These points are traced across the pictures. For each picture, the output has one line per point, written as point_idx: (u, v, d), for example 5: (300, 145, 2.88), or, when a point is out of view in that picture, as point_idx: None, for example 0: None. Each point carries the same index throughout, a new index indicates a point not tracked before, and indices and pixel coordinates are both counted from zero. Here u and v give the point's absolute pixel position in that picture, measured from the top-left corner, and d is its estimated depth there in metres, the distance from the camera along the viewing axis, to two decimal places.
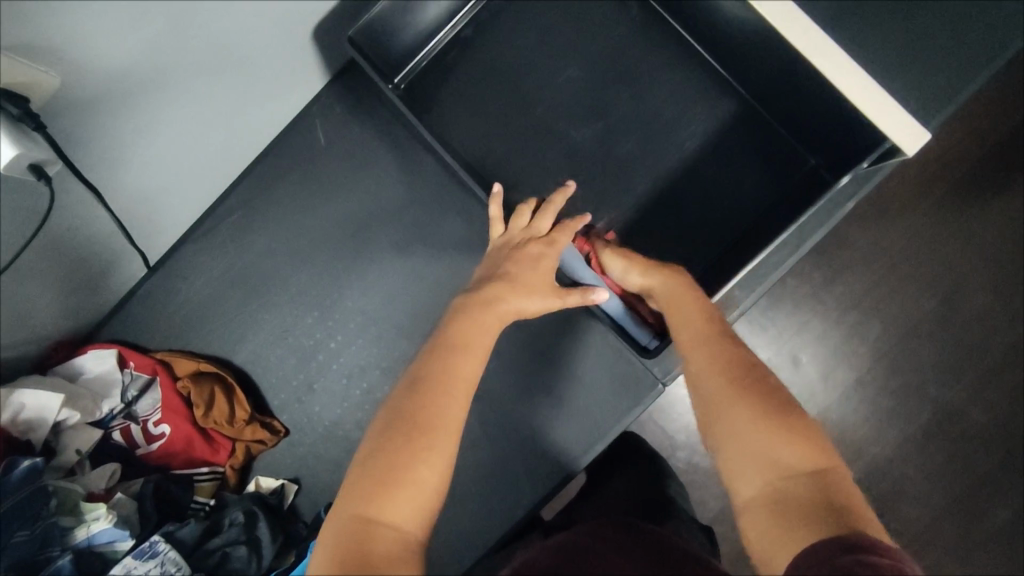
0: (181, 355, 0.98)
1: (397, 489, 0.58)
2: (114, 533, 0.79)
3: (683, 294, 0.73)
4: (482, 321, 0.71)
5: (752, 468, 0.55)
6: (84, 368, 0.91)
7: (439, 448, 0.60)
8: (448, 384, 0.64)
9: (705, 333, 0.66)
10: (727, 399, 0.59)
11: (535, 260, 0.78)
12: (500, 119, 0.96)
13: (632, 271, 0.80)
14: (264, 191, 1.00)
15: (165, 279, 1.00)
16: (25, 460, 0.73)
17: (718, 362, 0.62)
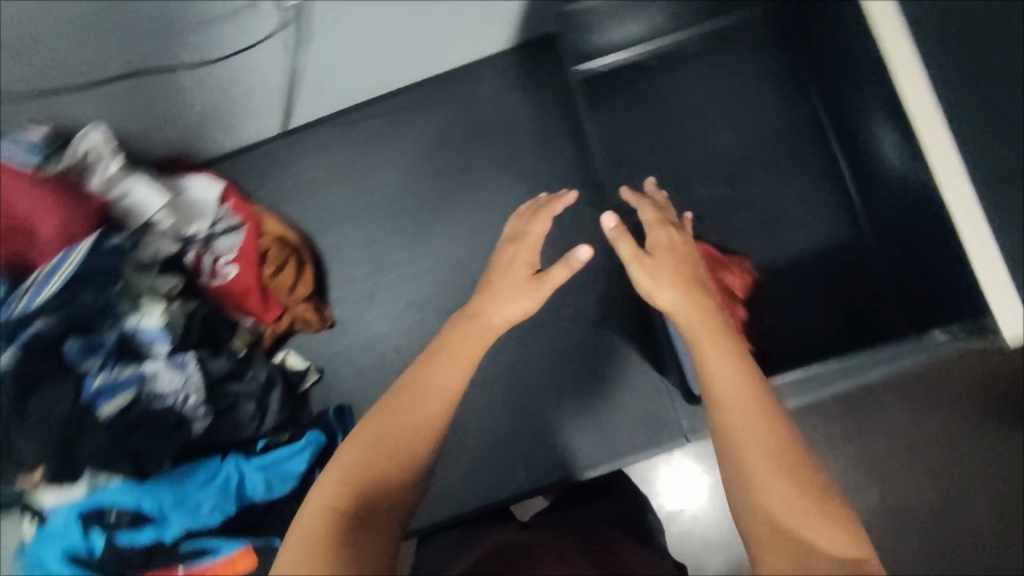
0: (273, 216, 1.03)
1: (371, 493, 0.52)
2: (158, 334, 0.83)
3: (715, 330, 0.60)
4: (470, 333, 0.65)
5: (774, 545, 0.48)
6: (189, 189, 0.97)
7: (413, 456, 0.56)
8: (429, 390, 0.59)
9: (742, 393, 0.55)
10: (757, 476, 0.50)
11: (507, 266, 0.72)
12: (646, 145, 1.01)
13: (660, 288, 0.66)
14: (413, 112, 1.05)
15: (292, 146, 1.06)
16: (114, 238, 0.80)
17: (749, 416, 0.53)
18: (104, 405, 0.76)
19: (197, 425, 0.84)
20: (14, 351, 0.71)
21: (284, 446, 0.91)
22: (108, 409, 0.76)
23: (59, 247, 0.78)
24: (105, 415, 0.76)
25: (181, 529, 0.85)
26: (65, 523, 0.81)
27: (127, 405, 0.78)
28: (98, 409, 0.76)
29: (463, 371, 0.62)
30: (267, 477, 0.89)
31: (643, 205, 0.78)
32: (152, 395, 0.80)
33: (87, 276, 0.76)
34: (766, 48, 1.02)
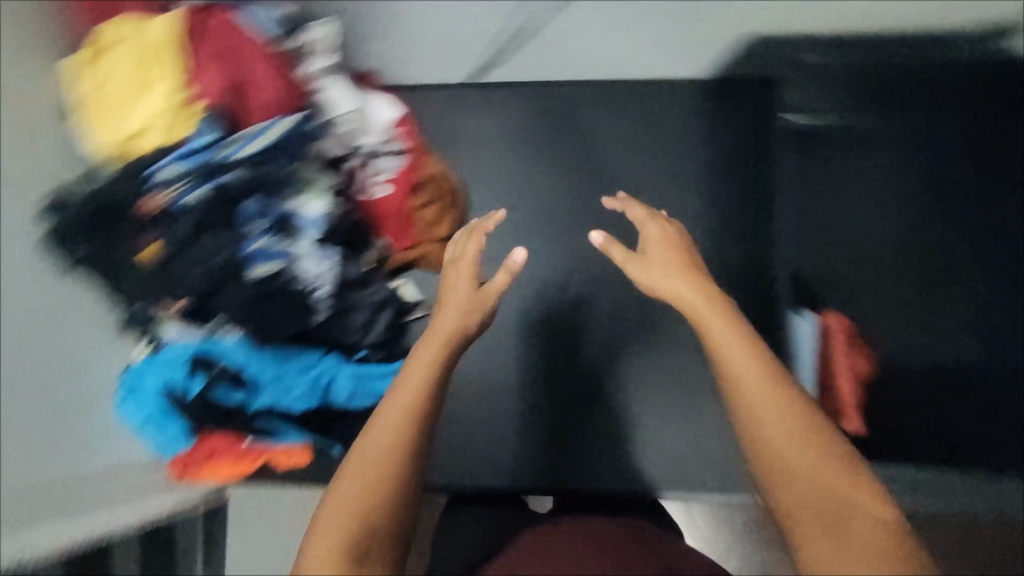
0: (434, 155, 1.06)
1: (372, 510, 0.58)
2: (314, 222, 0.85)
3: (712, 315, 0.66)
4: (438, 344, 0.70)
5: (801, 503, 0.56)
6: (372, 104, 1.01)
7: (406, 471, 0.61)
8: (418, 400, 0.64)
9: (756, 361, 0.62)
10: (789, 435, 0.58)
11: (461, 279, 0.81)
12: (815, 210, 1.06)
13: (671, 279, 0.72)
14: (598, 102, 1.08)
15: (475, 95, 1.09)
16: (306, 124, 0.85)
17: (763, 389, 0.60)
18: (251, 267, 0.80)
19: (320, 313, 0.87)
20: (210, 188, 0.77)
21: (379, 364, 0.96)
22: (254, 272, 0.80)
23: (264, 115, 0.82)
24: (251, 276, 0.80)
25: (267, 401, 0.90)
26: (177, 357, 0.86)
27: (274, 273, 0.82)
28: (246, 270, 0.80)
29: (441, 349, 0.69)
30: (355, 386, 0.93)
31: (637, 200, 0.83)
32: (291, 275, 0.84)
33: (288, 147, 0.82)
34: (946, 158, 1.04)
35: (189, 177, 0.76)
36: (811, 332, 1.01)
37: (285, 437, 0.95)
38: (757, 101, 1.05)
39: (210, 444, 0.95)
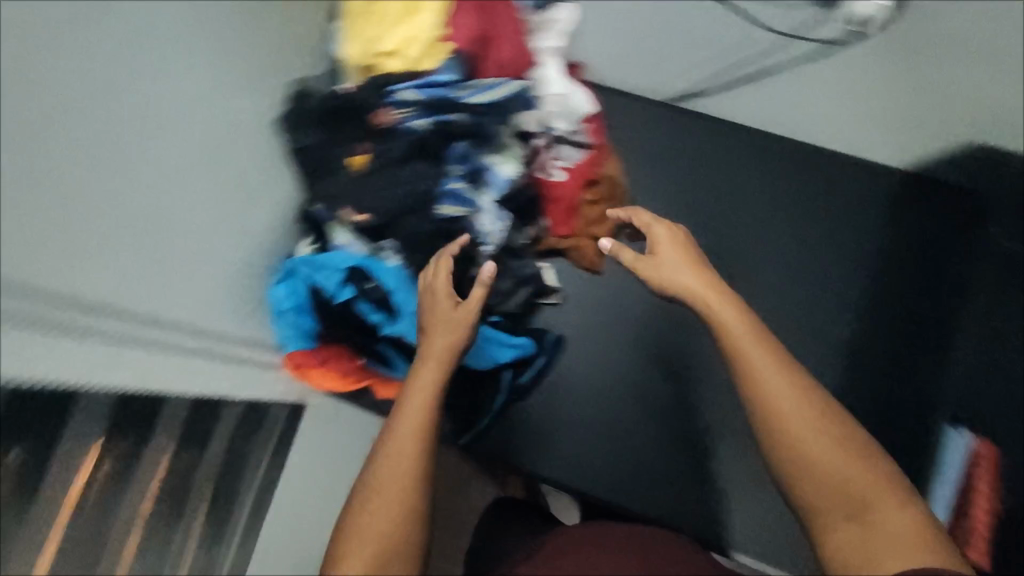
0: (615, 158, 1.07)
1: (386, 525, 0.61)
2: (501, 182, 0.88)
3: (719, 302, 0.68)
4: (423, 373, 0.71)
5: (829, 501, 0.57)
6: (576, 93, 1.03)
7: (411, 485, 0.63)
8: (411, 422, 0.66)
9: (760, 343, 0.64)
10: (800, 415, 0.60)
11: (440, 309, 0.78)
12: (985, 332, 0.98)
13: (683, 272, 0.74)
14: (794, 157, 1.06)
15: (673, 113, 1.10)
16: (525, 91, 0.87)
17: (783, 384, 0.61)
18: (438, 205, 0.85)
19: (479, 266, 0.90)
20: (428, 123, 0.82)
21: (505, 333, 0.99)
22: (440, 210, 0.85)
23: (496, 72, 0.87)
24: (435, 212, 0.85)
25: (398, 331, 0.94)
26: (337, 262, 0.90)
27: (457, 217, 0.86)
28: (433, 206, 0.85)
29: (437, 369, 0.72)
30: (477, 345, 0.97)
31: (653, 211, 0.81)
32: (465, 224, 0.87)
33: (504, 108, 0.85)
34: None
35: (416, 107, 0.82)
36: (961, 455, 0.95)
37: (396, 372, 0.99)
38: (955, 207, 1.01)
39: (327, 352, 0.99)
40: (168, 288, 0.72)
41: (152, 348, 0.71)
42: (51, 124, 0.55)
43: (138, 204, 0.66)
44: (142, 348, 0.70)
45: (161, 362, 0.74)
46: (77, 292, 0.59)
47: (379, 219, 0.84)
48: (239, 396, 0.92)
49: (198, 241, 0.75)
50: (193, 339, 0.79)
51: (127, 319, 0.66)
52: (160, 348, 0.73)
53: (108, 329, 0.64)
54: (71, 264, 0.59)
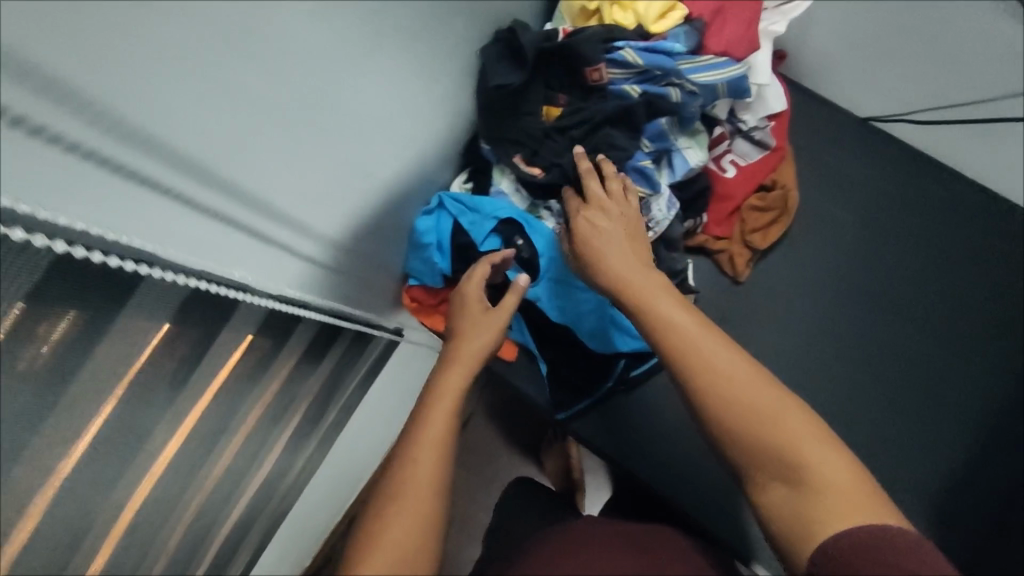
0: (790, 166, 1.00)
1: (398, 501, 0.54)
2: (683, 169, 0.84)
3: (644, 279, 0.66)
4: (459, 365, 0.69)
5: (757, 454, 0.55)
6: (774, 88, 0.95)
7: (426, 465, 0.56)
8: (430, 407, 0.62)
9: (678, 313, 0.62)
10: (723, 381, 0.57)
11: (473, 309, 0.78)
12: None
13: (605, 245, 0.70)
14: (984, 214, 0.97)
15: (863, 135, 1.01)
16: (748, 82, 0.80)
17: (705, 347, 0.59)
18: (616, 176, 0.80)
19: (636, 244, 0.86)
20: (639, 90, 0.76)
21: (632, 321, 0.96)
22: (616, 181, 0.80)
23: (721, 50, 0.78)
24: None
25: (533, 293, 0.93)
26: (494, 208, 0.87)
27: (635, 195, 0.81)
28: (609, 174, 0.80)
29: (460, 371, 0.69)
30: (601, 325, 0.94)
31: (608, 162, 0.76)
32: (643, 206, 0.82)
33: (721, 91, 0.78)
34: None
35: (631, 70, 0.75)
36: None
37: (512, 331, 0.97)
38: None
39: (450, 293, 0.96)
40: (338, 207, 0.66)
41: (300, 260, 0.66)
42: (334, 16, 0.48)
43: (354, 117, 0.58)
44: (291, 259, 0.64)
45: (302, 277, 0.69)
46: (275, 199, 0.53)
47: (553, 177, 0.80)
48: (350, 319, 0.87)
49: (378, 163, 0.69)
50: (335, 258, 0.73)
51: (290, 230, 0.60)
52: (307, 263, 0.68)
53: (272, 237, 0.58)
54: (280, 168, 0.52)
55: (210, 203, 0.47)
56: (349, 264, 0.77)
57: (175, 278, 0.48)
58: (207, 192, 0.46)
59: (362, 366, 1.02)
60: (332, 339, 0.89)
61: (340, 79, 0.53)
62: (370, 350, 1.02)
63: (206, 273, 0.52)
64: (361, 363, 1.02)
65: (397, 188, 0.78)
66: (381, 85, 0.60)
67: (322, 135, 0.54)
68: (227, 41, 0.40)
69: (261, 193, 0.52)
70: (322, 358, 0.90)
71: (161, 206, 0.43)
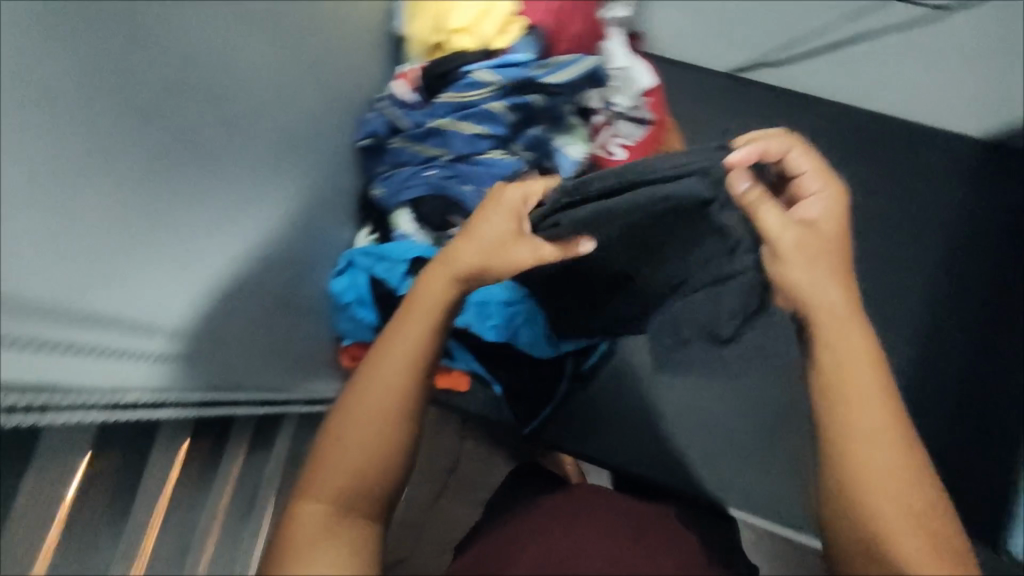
0: (675, 132, 1.03)
1: (344, 437, 0.56)
2: (570, 165, 0.86)
3: (845, 325, 0.53)
4: (445, 289, 0.61)
5: (869, 558, 0.48)
6: (636, 68, 1.00)
7: (379, 406, 0.57)
8: (394, 339, 0.59)
9: (867, 371, 0.52)
10: (886, 455, 0.50)
11: (499, 222, 0.60)
12: None
13: (818, 265, 0.54)
14: (852, 125, 1.02)
15: (727, 84, 1.05)
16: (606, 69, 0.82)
17: (876, 417, 0.50)
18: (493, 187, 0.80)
19: None
20: (502, 105, 0.76)
21: None
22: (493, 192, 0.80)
23: (567, 45, 0.81)
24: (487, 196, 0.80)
25: (463, 320, 0.94)
26: (400, 252, 0.87)
27: None
28: (485, 186, 0.80)
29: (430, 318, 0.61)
30: (538, 333, 0.95)
31: (811, 149, 0.54)
32: None
33: (579, 83, 0.81)
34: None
35: (489, 87, 0.76)
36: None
37: (457, 361, 0.99)
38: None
39: None
40: (235, 303, 0.68)
41: (218, 364, 0.67)
42: (143, 135, 0.50)
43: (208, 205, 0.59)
44: (209, 365, 0.65)
45: (229, 378, 0.70)
46: (150, 313, 0.54)
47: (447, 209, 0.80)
48: (295, 405, 0.88)
49: (261, 252, 0.71)
50: (255, 352, 0.74)
51: (195, 338, 0.62)
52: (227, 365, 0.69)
53: (177, 349, 0.59)
54: (154, 285, 0.54)
55: (85, 338, 0.47)
56: (274, 354, 0.79)
57: (75, 417, 0.49)
58: (88, 332, 0.47)
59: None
60: (280, 423, 0.90)
61: (180, 191, 0.55)
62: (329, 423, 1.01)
63: (118, 404, 0.53)
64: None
65: (293, 271, 0.80)
66: (231, 184, 0.63)
67: (180, 242, 0.56)
68: (42, 193, 0.42)
69: (135, 311, 0.52)
70: (274, 443, 0.89)
71: (43, 357, 0.44)
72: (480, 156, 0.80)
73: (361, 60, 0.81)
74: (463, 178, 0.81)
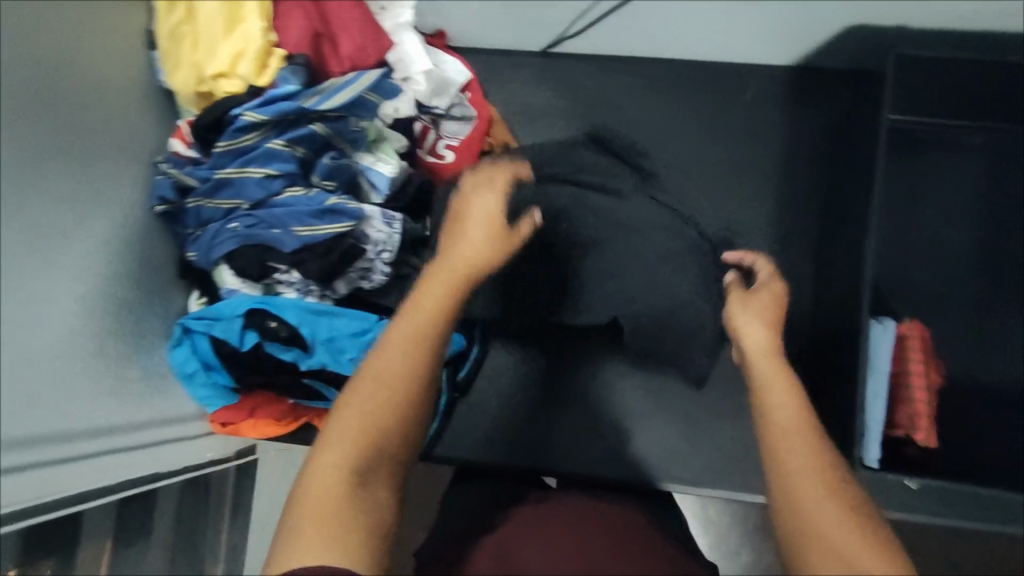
0: (502, 123, 1.04)
1: (362, 410, 0.53)
2: (382, 183, 0.85)
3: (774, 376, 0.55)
4: (450, 282, 0.61)
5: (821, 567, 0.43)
6: (445, 65, 0.98)
7: (396, 388, 0.54)
8: (412, 324, 0.57)
9: (791, 410, 0.51)
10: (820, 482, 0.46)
11: (489, 218, 0.68)
12: (890, 207, 0.95)
13: (756, 323, 0.61)
14: (661, 84, 1.03)
15: (537, 68, 1.06)
16: None
17: (802, 436, 0.49)
18: (298, 224, 0.78)
19: (373, 281, 0.86)
20: (281, 142, 0.75)
21: None
22: (300, 230, 0.78)
23: (343, 68, 0.80)
24: (294, 236, 0.78)
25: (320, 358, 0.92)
26: (232, 308, 0.84)
27: (338, 235, 0.79)
28: (291, 225, 0.78)
29: (449, 295, 0.60)
30: None
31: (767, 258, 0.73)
32: (360, 235, 0.82)
33: (360, 102, 0.78)
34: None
35: (264, 128, 0.74)
36: (889, 348, 0.75)
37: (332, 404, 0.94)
38: (823, 99, 1.00)
39: (254, 400, 0.94)
40: (81, 396, 0.68)
41: (76, 462, 0.67)
42: None
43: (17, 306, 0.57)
44: (69, 464, 0.66)
45: (94, 471, 0.70)
46: None
47: (257, 259, 0.79)
48: (165, 478, 0.89)
49: (100, 343, 0.71)
50: (116, 440, 0.75)
51: (45, 442, 0.62)
52: (89, 458, 0.69)
53: (28, 459, 0.60)
54: None
55: None
56: (139, 436, 0.79)
57: None
58: None
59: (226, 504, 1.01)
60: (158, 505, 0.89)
61: None
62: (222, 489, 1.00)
63: None
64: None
65: (127, 354, 0.77)
66: (51, 287, 0.62)
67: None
68: None
69: None
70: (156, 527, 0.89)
71: None
72: (277, 198, 0.78)
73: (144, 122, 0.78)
74: (269, 223, 0.78)
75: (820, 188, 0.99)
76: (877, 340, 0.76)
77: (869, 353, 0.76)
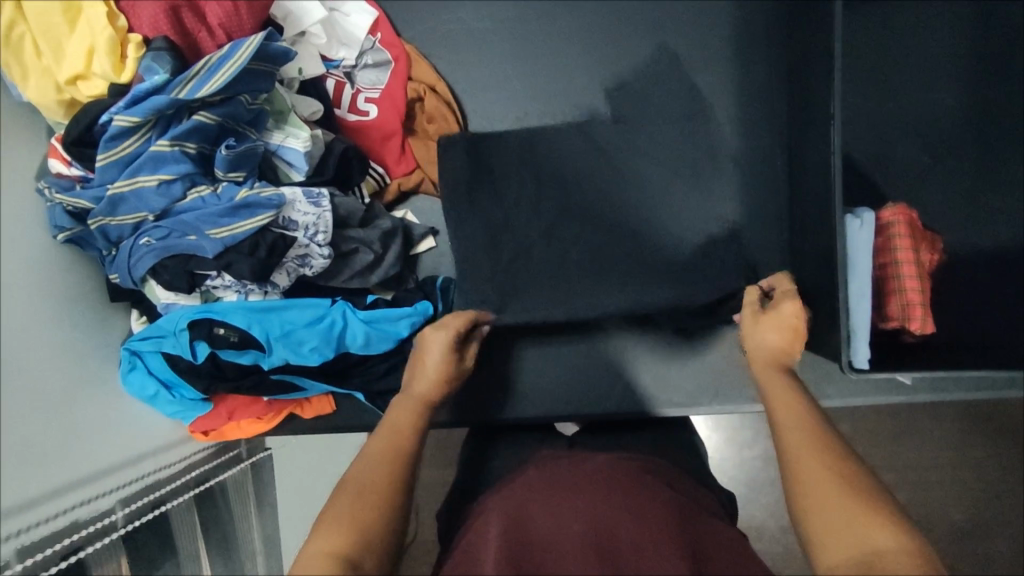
0: (424, 61, 0.94)
1: (344, 509, 0.54)
2: (298, 159, 0.78)
3: (789, 405, 0.60)
4: (410, 425, 0.66)
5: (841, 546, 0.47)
6: (343, 8, 0.88)
7: (383, 498, 0.56)
8: (392, 457, 0.61)
9: (800, 441, 0.55)
10: (818, 477, 0.51)
11: (444, 361, 0.75)
12: (857, 77, 0.86)
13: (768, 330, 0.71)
14: None
15: None
16: (281, 43, 0.71)
17: (811, 459, 0.53)
18: (212, 225, 0.70)
19: (314, 265, 0.79)
20: (166, 141, 0.68)
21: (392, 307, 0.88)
22: (217, 232, 0.70)
23: (218, 41, 0.71)
24: (212, 239, 0.70)
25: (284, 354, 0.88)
26: (174, 324, 0.79)
27: (259, 229, 0.72)
28: (204, 229, 0.71)
29: (406, 437, 0.64)
30: (368, 333, 0.86)
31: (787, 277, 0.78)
32: (286, 222, 0.75)
33: (247, 77, 0.69)
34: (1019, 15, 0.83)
35: (142, 129, 0.67)
36: (868, 241, 0.71)
37: (310, 390, 0.90)
38: None
39: (229, 405, 0.89)
40: (23, 469, 0.62)
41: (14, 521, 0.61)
42: None
43: None
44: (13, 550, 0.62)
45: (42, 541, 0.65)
46: None
47: (178, 271, 0.73)
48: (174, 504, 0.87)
49: (41, 405, 0.65)
50: (71, 498, 0.69)
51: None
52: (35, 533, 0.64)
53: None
54: None
55: None
56: (101, 488, 0.73)
57: None
58: None
59: (245, 507, 0.98)
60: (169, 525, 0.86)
61: None
62: (234, 495, 0.97)
63: None
64: (237, 508, 0.97)
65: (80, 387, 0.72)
66: None
67: None
68: None
69: None
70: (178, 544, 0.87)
71: None
72: (182, 203, 0.71)
73: (17, 140, 0.68)
74: (183, 231, 0.71)
75: (778, 71, 0.90)
76: (855, 235, 0.71)
77: (846, 249, 0.72)
